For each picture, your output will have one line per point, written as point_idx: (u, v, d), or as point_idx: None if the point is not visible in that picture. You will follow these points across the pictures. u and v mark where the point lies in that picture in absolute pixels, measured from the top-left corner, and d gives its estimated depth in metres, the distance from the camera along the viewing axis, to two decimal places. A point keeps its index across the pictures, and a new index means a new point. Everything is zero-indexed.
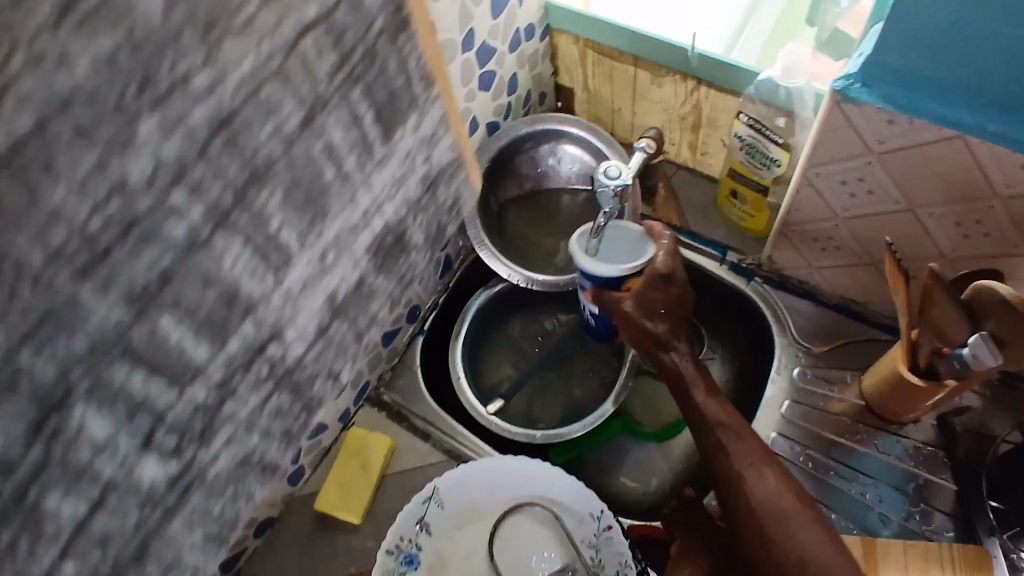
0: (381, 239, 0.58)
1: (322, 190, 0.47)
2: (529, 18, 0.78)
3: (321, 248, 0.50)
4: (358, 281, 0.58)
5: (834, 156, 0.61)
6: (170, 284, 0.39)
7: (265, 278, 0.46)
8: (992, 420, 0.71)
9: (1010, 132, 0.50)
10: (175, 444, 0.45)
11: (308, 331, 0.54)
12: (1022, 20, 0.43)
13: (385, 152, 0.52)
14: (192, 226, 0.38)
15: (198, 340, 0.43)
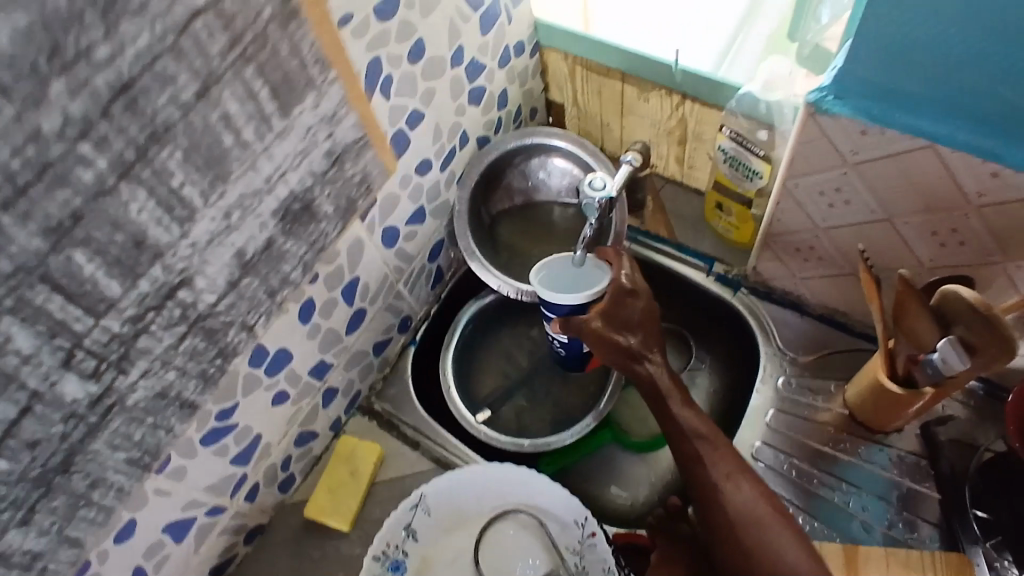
0: (289, 205, 0.55)
1: (221, 153, 0.47)
2: (519, 36, 0.80)
3: (225, 208, 0.49)
4: (265, 241, 0.55)
5: (812, 168, 0.62)
6: (84, 223, 0.40)
7: (172, 227, 0.46)
8: (978, 431, 0.71)
9: (983, 142, 0.52)
10: (96, 367, 0.45)
11: (218, 283, 0.52)
12: (986, 32, 0.45)
13: (284, 125, 0.51)
14: (100, 173, 0.40)
15: (112, 277, 0.43)
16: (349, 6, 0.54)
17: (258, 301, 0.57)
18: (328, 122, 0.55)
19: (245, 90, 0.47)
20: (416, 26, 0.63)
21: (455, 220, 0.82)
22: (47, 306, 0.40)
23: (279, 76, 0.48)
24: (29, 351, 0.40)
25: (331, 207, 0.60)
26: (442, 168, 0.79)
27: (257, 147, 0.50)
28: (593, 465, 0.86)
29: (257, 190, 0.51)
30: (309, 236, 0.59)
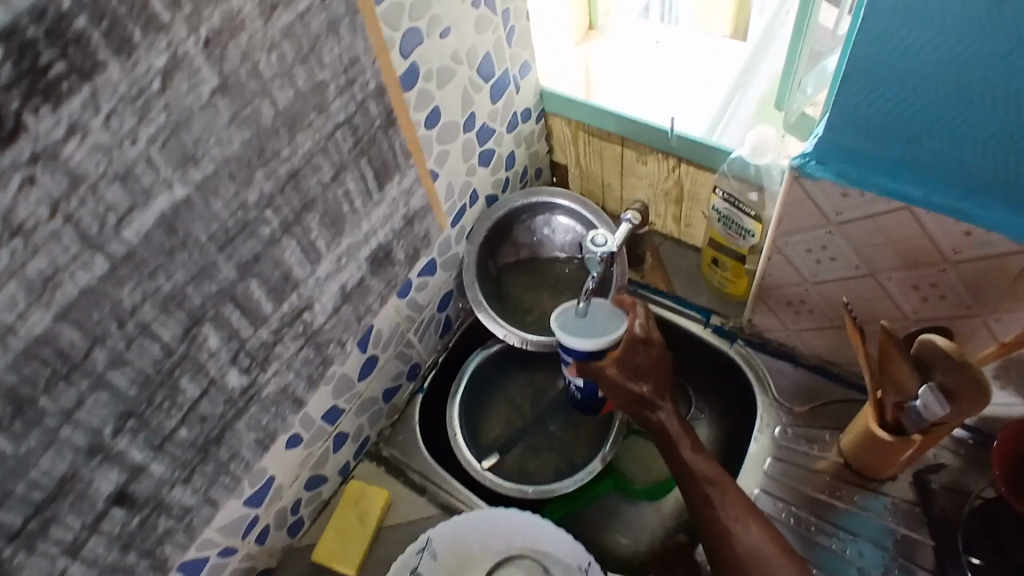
0: (377, 253, 0.68)
1: (342, 217, 0.61)
2: (525, 103, 0.87)
3: (336, 257, 0.63)
4: (359, 279, 0.68)
5: (798, 227, 0.67)
6: (258, 264, 0.54)
7: (308, 266, 0.60)
8: (968, 478, 0.73)
9: (953, 204, 0.56)
10: (247, 365, 0.58)
11: (330, 302, 0.65)
12: (947, 103, 0.50)
13: (379, 198, 0.65)
14: (273, 229, 0.54)
15: (268, 297, 0.57)
16: None
17: (350, 324, 0.70)
18: (407, 194, 0.69)
19: (360, 175, 0.61)
20: (433, 95, 0.69)
21: (464, 272, 0.87)
22: (230, 318, 0.54)
23: (380, 162, 0.63)
24: (217, 346, 0.54)
25: (403, 254, 0.73)
26: (454, 224, 0.84)
27: (359, 213, 0.63)
28: (596, 513, 0.87)
29: (359, 242, 0.65)
30: (388, 274, 0.72)
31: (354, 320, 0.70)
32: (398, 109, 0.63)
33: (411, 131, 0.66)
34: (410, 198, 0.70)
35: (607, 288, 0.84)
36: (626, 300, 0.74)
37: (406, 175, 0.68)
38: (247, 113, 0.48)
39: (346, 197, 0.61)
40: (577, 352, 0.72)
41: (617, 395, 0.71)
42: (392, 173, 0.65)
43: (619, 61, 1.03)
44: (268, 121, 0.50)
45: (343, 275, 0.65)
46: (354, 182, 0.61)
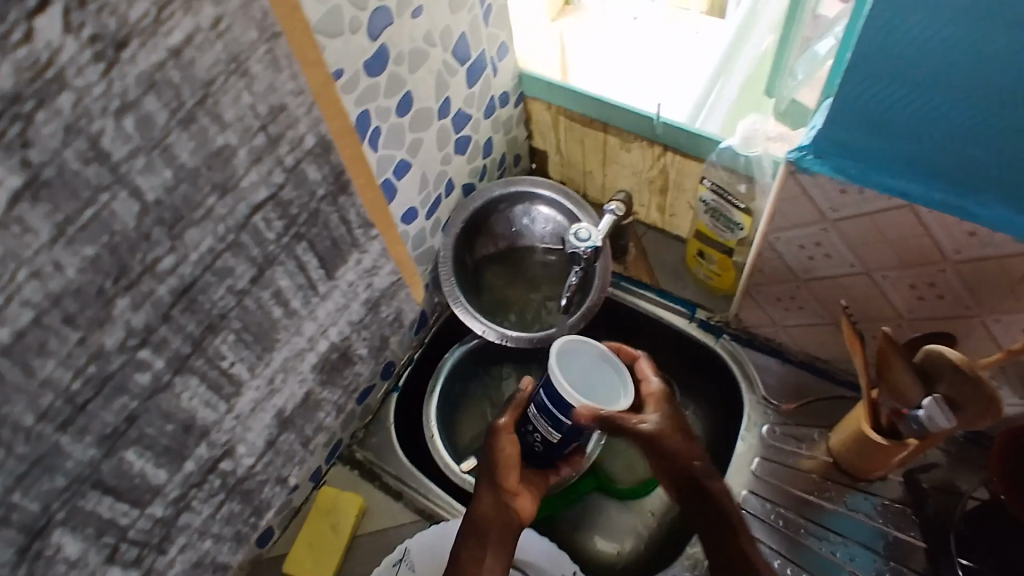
0: (328, 356, 0.61)
1: (269, 328, 0.52)
2: (504, 86, 0.82)
3: (268, 375, 0.55)
4: (304, 394, 0.61)
5: (793, 223, 0.63)
6: (136, 422, 0.44)
7: (218, 407, 0.51)
8: (958, 477, 0.72)
9: (957, 203, 0.53)
10: (137, 555, 0.50)
11: (257, 445, 0.58)
12: (960, 99, 0.47)
13: (328, 287, 0.57)
14: (155, 373, 0.44)
15: (158, 466, 0.48)
16: (340, 62, 0.55)
17: (294, 452, 0.64)
18: (369, 274, 0.61)
19: (296, 265, 0.52)
20: (405, 80, 0.64)
21: (441, 267, 0.82)
22: (96, 509, 0.44)
23: (326, 244, 0.54)
24: (77, 555, 0.44)
25: (366, 349, 0.67)
26: (428, 216, 0.80)
27: (303, 314, 0.55)
28: (580, 514, 0.85)
29: (299, 350, 0.57)
30: (345, 382, 0.66)
31: (299, 446, 0.64)
32: (350, 164, 0.53)
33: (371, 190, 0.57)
34: (372, 278, 0.61)
35: (590, 284, 0.81)
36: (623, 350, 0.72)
37: (369, 245, 0.59)
38: (230, 126, 0.41)
39: (340, 233, 0.55)
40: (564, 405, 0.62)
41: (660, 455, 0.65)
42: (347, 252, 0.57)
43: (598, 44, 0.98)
44: (256, 140, 0.43)
45: (276, 398, 0.57)
46: (287, 278, 0.52)
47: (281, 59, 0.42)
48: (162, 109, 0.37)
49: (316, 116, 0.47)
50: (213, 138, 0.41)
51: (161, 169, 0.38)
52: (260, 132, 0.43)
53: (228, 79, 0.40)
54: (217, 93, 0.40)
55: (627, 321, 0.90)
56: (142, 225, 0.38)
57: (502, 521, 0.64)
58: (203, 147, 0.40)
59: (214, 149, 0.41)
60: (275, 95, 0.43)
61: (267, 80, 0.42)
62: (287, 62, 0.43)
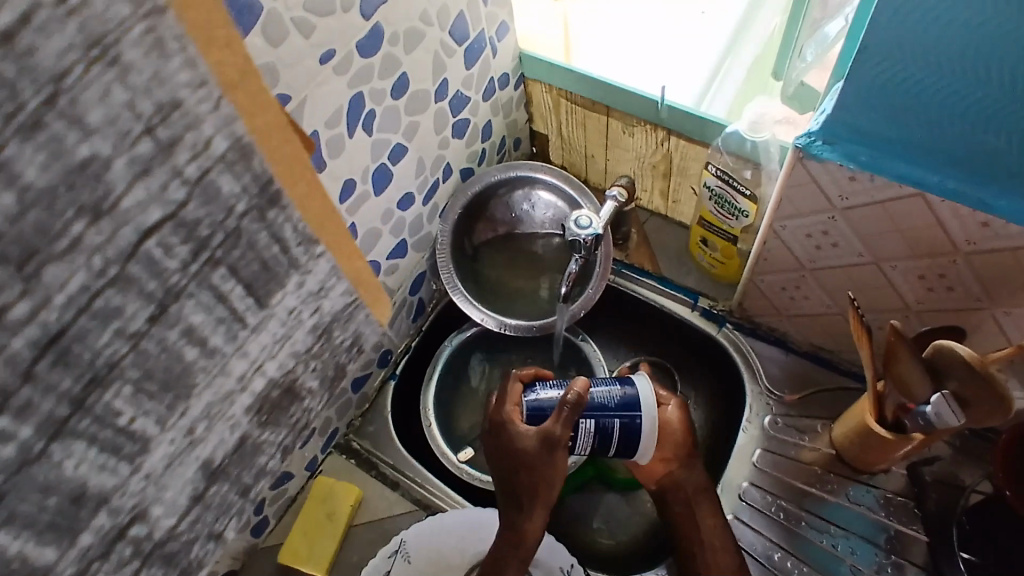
0: (267, 395, 0.43)
1: (179, 373, 0.35)
2: (504, 68, 0.79)
3: (188, 424, 0.38)
4: (236, 441, 0.43)
5: (799, 211, 0.62)
6: (1, 510, 0.30)
7: (118, 469, 0.35)
8: (962, 471, 0.71)
9: (972, 191, 0.51)
10: None
11: (178, 503, 0.41)
12: (979, 84, 0.45)
13: (261, 317, 0.38)
14: (22, 445, 0.29)
15: (44, 545, 0.33)
16: (332, 42, 0.53)
17: (229, 506, 0.46)
18: (316, 298, 0.41)
19: (213, 293, 0.35)
20: (400, 60, 0.62)
21: (439, 252, 0.82)
22: None
23: (253, 267, 0.36)
24: None
25: (316, 381, 0.47)
26: (426, 201, 0.78)
27: (228, 351, 0.38)
28: (579, 504, 0.84)
29: (228, 392, 0.40)
30: (291, 420, 0.47)
31: (237, 496, 0.46)
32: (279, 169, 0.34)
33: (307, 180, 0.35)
34: (320, 303, 0.41)
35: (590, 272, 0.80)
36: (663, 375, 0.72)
37: (314, 266, 0.39)
38: (100, 131, 0.26)
39: (272, 253, 0.36)
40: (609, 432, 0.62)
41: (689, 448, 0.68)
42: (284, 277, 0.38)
43: (601, 23, 0.95)
44: (139, 149, 0.28)
45: (201, 448, 0.40)
46: (201, 311, 0.34)
47: (167, 35, 0.27)
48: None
49: (228, 112, 0.30)
50: (68, 132, 0.25)
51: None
52: (145, 135, 0.28)
53: (92, 68, 0.25)
54: (73, 93, 0.25)
55: (629, 309, 0.89)
56: None
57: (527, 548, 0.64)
58: (58, 159, 0.26)
59: (75, 164, 0.26)
60: (164, 86, 0.27)
61: (151, 67, 0.27)
62: (176, 43, 0.27)
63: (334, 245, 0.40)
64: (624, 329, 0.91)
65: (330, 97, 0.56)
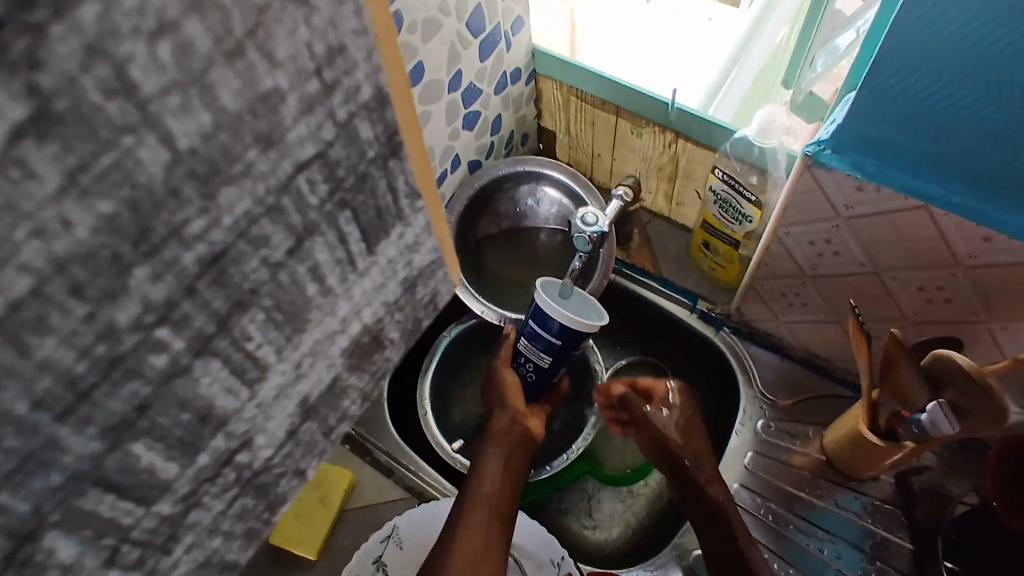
0: (359, 340, 0.44)
1: (302, 307, 0.36)
2: (516, 62, 0.80)
3: (296, 359, 0.39)
4: (331, 380, 0.43)
5: (804, 218, 0.62)
6: (149, 411, 0.30)
7: (239, 393, 0.35)
8: (949, 481, 0.72)
9: (975, 206, 0.52)
10: (137, 559, 0.35)
11: (278, 436, 0.41)
12: (988, 100, 0.46)
13: (368, 264, 0.40)
14: (174, 356, 0.30)
15: (168, 461, 0.33)
16: None
17: (316, 444, 0.46)
18: (409, 252, 0.44)
19: (337, 236, 0.36)
20: (417, 49, 0.62)
21: None
22: (96, 509, 0.30)
23: (370, 214, 0.38)
24: (71, 560, 0.31)
25: (398, 334, 0.48)
26: None
27: (340, 292, 0.39)
28: (569, 498, 0.85)
29: (332, 332, 0.41)
30: (374, 368, 0.48)
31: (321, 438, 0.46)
32: (397, 97, 0.35)
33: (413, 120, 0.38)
34: (412, 257, 0.44)
35: (592, 270, 0.80)
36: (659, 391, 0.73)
37: (413, 218, 0.42)
38: (283, 66, 0.28)
39: (386, 203, 0.38)
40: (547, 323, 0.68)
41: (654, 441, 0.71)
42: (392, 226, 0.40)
43: (611, 27, 0.96)
44: (309, 87, 0.29)
45: (302, 385, 0.40)
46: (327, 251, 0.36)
47: None
48: (208, 36, 0.24)
49: (377, 63, 0.32)
50: (262, 80, 0.27)
51: (199, 113, 0.25)
52: (314, 77, 0.29)
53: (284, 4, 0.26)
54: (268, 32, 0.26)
55: (630, 307, 0.90)
56: (172, 177, 0.25)
57: (512, 434, 0.70)
58: (250, 87, 0.27)
59: (261, 93, 0.27)
60: (334, 32, 0.29)
61: (328, 13, 0.28)
62: None
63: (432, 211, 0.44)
64: (622, 329, 0.93)
65: None
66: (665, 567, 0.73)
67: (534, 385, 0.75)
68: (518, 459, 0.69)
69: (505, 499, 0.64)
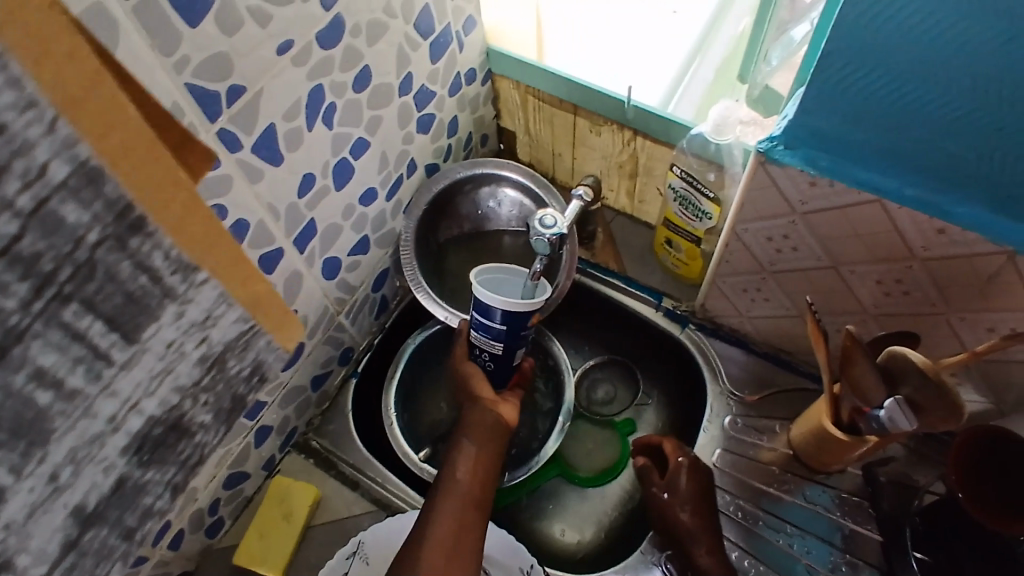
0: (148, 431, 0.44)
1: (32, 420, 0.36)
2: (470, 63, 0.78)
3: (49, 471, 0.38)
4: (113, 482, 0.44)
5: (761, 215, 0.62)
6: None
7: None
8: (915, 471, 0.73)
9: (927, 198, 0.52)
10: None
11: (48, 551, 0.41)
12: (937, 91, 0.45)
13: (130, 354, 0.40)
14: None
15: None
16: (288, 33, 0.52)
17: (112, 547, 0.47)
18: (201, 328, 0.42)
19: (65, 335, 0.35)
20: (362, 53, 0.60)
21: (401, 249, 0.79)
22: None
23: (119, 298, 0.37)
24: None
25: (209, 416, 0.50)
26: (389, 197, 0.77)
27: (93, 392, 0.38)
28: (541, 501, 0.84)
29: (94, 435, 0.40)
30: (180, 456, 0.49)
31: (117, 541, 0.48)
32: (115, 164, 0.32)
33: (167, 181, 0.35)
34: (207, 332, 0.43)
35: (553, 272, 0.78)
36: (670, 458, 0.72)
37: (198, 295, 0.41)
38: None
39: (140, 286, 0.37)
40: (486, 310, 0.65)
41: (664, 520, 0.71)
42: (156, 313, 0.39)
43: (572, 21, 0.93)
44: None
45: (69, 496, 0.41)
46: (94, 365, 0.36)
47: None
48: None
49: (67, 134, 0.30)
50: None
51: None
52: None
53: None
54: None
55: (596, 306, 0.89)
56: None
57: (484, 424, 0.70)
58: None
59: None
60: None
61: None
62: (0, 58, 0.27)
63: (222, 273, 0.41)
64: (589, 330, 0.92)
65: (287, 89, 0.54)
66: (637, 569, 0.72)
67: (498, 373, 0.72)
68: (493, 448, 0.69)
69: (479, 491, 0.65)
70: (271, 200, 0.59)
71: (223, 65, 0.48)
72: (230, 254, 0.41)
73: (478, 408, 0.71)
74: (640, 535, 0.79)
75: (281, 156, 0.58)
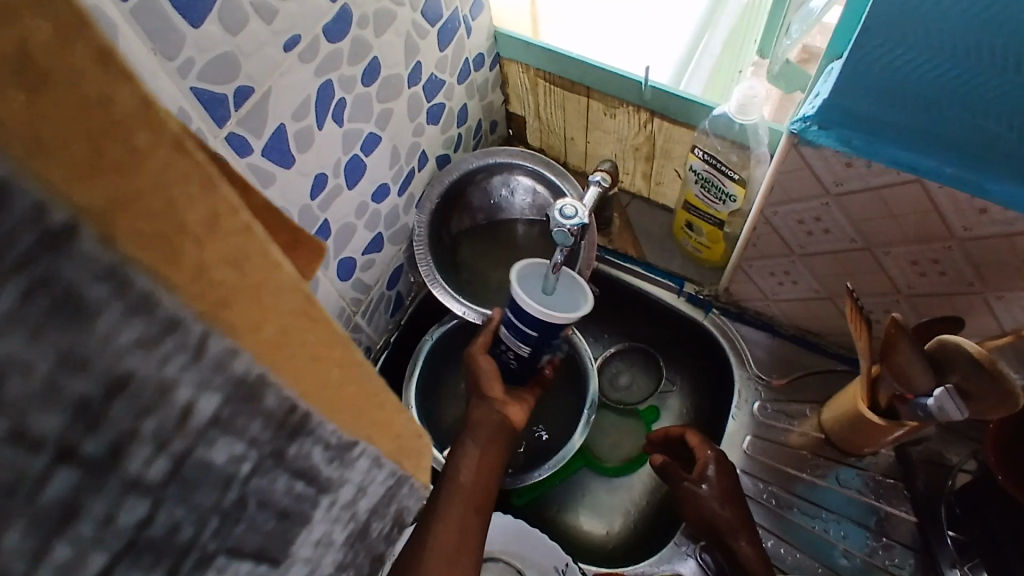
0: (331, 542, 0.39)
1: None
2: (478, 48, 0.75)
3: None
4: None
5: (792, 198, 0.60)
6: None
7: None
8: (950, 450, 0.71)
9: (967, 176, 0.49)
10: None
11: None
12: (987, 65, 0.43)
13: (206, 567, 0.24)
14: None
15: None
16: (296, 28, 0.49)
17: None
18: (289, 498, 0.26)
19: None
20: (370, 44, 0.58)
21: (415, 244, 0.77)
22: None
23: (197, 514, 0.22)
24: None
25: None
26: (401, 192, 0.74)
27: None
28: (568, 492, 0.83)
29: None
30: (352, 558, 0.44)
31: None
32: (274, 366, 0.22)
33: (278, 314, 0.22)
34: (296, 493, 0.26)
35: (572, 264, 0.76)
36: (699, 448, 0.70)
37: (352, 474, 0.29)
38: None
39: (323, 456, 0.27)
40: (523, 315, 0.64)
41: (696, 513, 0.69)
42: (303, 514, 0.27)
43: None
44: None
45: None
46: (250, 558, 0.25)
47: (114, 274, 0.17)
48: None
49: (225, 347, 0.20)
50: None
51: None
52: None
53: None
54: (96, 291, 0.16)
55: (615, 295, 0.88)
56: None
57: (490, 423, 0.69)
58: None
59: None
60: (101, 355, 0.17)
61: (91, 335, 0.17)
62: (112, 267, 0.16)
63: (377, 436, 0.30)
64: (607, 317, 0.90)
65: (296, 87, 0.52)
66: (671, 560, 0.72)
67: (521, 369, 0.72)
68: (497, 447, 0.67)
69: (479, 491, 0.62)
70: (283, 204, 0.56)
71: (231, 67, 0.45)
72: (379, 401, 0.30)
73: (484, 408, 0.70)
74: (667, 530, 0.77)
75: (292, 158, 0.55)
